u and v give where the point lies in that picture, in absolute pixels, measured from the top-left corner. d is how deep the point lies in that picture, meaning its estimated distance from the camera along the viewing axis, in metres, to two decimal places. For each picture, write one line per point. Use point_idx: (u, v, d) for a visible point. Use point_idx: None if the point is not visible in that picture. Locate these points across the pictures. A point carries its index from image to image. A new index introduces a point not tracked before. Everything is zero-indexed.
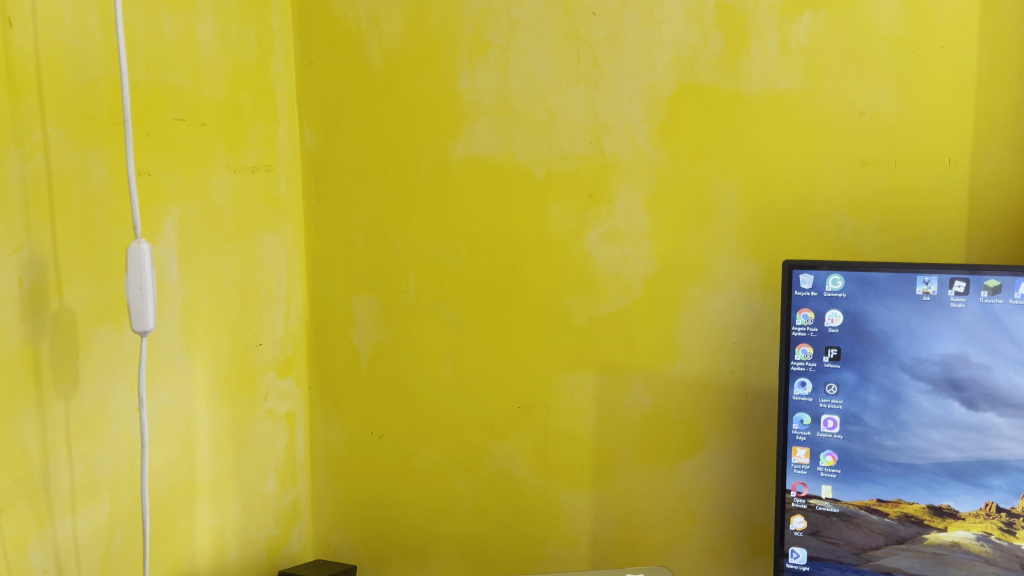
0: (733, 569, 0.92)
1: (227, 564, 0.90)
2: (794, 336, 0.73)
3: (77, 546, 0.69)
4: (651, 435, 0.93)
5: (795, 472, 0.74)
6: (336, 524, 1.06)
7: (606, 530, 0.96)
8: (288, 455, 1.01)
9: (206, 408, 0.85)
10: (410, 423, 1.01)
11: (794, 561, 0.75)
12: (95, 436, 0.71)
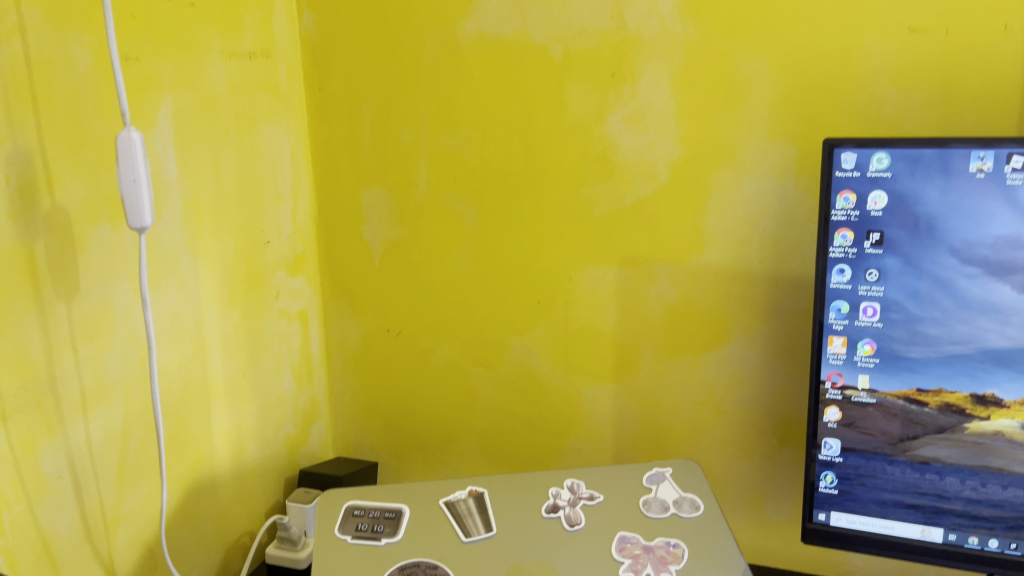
0: (758, 461, 0.91)
1: (247, 464, 0.89)
2: (833, 221, 0.68)
3: (91, 450, 0.68)
4: (676, 327, 0.90)
5: (830, 363, 0.71)
6: (356, 422, 1.05)
7: (629, 424, 0.94)
8: (303, 354, 0.99)
9: (215, 308, 0.82)
10: (426, 319, 0.98)
11: (827, 453, 0.73)
12: (101, 338, 0.68)
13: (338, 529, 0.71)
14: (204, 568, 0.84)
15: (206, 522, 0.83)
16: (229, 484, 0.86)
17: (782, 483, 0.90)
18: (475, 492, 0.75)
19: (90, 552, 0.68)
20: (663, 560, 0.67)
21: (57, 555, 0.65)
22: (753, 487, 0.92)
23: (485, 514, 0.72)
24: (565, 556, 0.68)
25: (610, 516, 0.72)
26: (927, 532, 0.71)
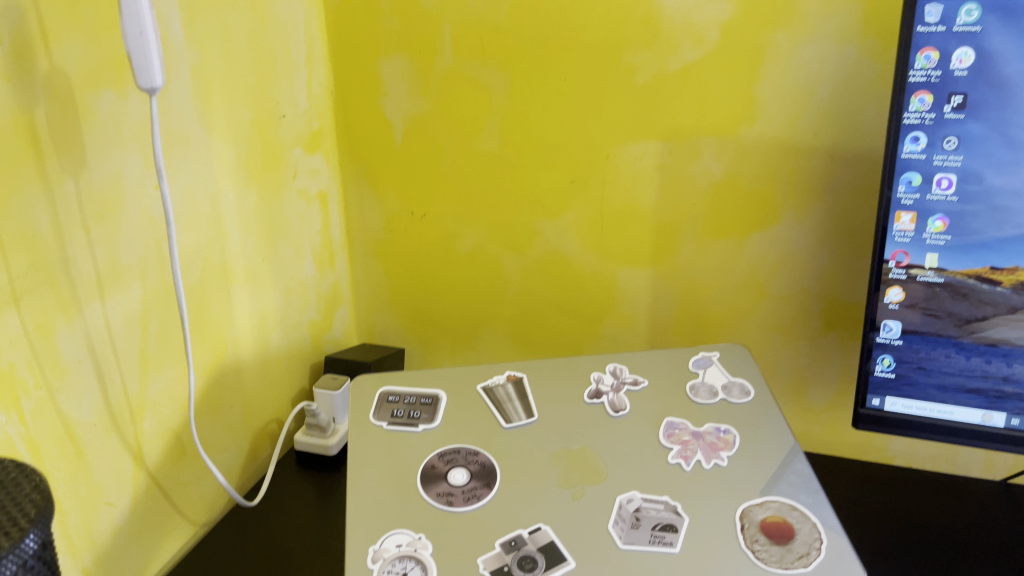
0: (802, 346, 0.87)
1: (271, 350, 0.86)
2: (910, 84, 0.62)
3: (111, 334, 0.64)
4: (720, 206, 0.84)
5: (896, 241, 0.66)
6: (380, 308, 1.01)
7: (666, 309, 0.90)
8: (324, 238, 0.94)
9: (232, 186, 0.77)
10: (452, 200, 0.93)
11: (885, 335, 0.69)
12: (114, 216, 0.63)
13: (374, 415, 0.69)
14: (233, 455, 0.82)
15: (233, 409, 0.81)
16: (254, 370, 0.83)
17: (826, 368, 0.87)
18: (514, 377, 0.72)
19: (117, 439, 0.66)
20: (714, 446, 0.65)
21: (82, 442, 0.62)
22: (795, 372, 0.88)
23: (525, 399, 0.70)
24: (611, 442, 0.65)
25: (655, 401, 0.69)
26: (988, 417, 0.68)
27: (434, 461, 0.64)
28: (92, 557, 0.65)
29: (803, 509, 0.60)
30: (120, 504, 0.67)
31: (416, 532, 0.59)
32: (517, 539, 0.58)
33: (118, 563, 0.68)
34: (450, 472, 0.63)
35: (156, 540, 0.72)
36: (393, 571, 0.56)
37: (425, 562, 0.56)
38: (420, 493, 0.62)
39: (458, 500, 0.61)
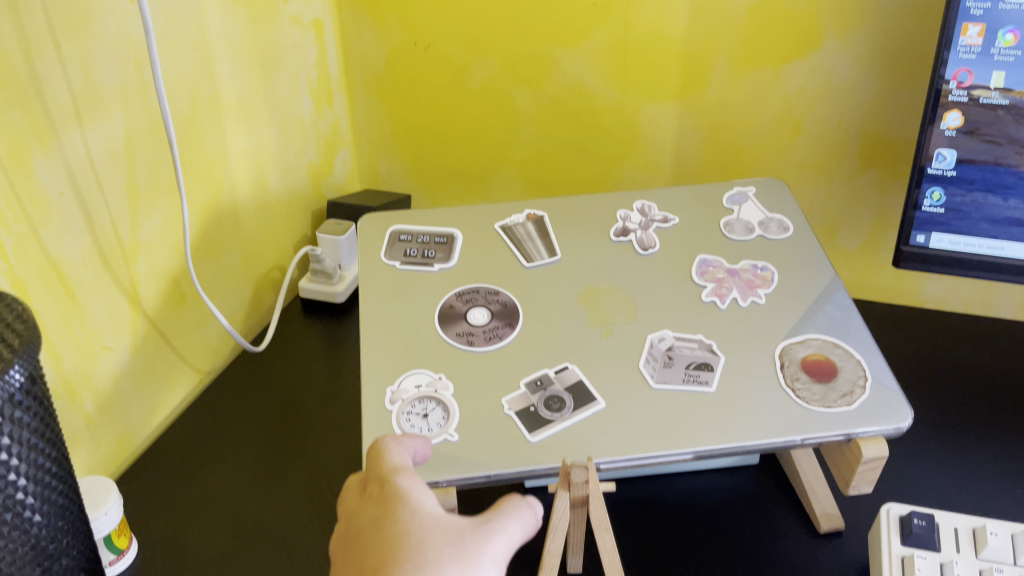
0: (837, 185, 0.82)
1: (270, 193, 0.80)
2: None
3: (95, 167, 0.58)
4: (758, 31, 0.76)
5: (960, 58, 0.60)
6: (383, 151, 0.95)
7: (692, 147, 0.84)
8: (321, 72, 0.86)
9: (217, 6, 0.69)
10: (459, 29, 0.84)
11: (938, 166, 0.64)
12: (87, 32, 0.56)
13: (386, 255, 0.64)
14: (236, 302, 0.78)
15: (232, 254, 0.76)
16: (252, 213, 0.78)
17: (861, 208, 0.82)
18: (535, 215, 0.67)
19: (110, 280, 0.62)
20: (751, 284, 0.60)
21: (72, 282, 0.58)
22: (827, 213, 0.84)
23: (546, 237, 0.65)
24: (640, 280, 0.61)
25: (686, 238, 0.64)
26: None
27: (452, 301, 0.60)
28: (94, 403, 0.62)
29: (847, 347, 0.56)
30: (120, 349, 0.64)
31: (437, 373, 0.55)
32: (544, 379, 0.55)
33: (123, 409, 0.65)
34: (469, 312, 0.59)
35: (161, 386, 0.69)
36: (412, 412, 0.53)
37: (446, 403, 0.53)
38: (438, 333, 0.58)
39: (479, 340, 0.58)
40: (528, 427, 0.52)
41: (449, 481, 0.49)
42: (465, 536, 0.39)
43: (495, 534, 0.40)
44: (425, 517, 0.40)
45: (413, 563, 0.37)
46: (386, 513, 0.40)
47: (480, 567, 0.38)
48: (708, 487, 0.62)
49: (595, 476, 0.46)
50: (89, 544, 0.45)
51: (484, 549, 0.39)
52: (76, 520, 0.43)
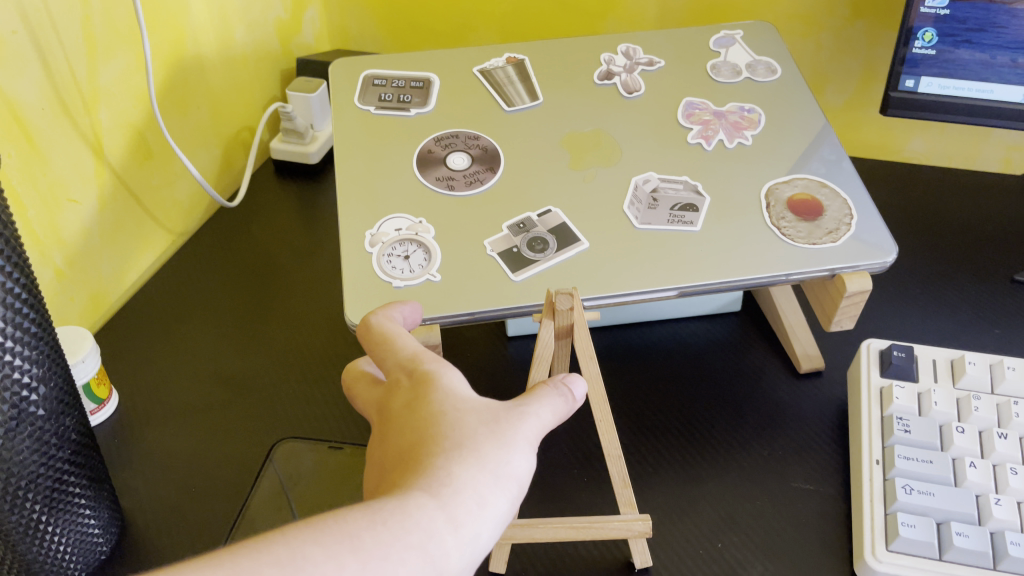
0: (825, 37, 0.79)
1: (235, 49, 0.76)
2: None
3: (46, 5, 0.54)
4: None
5: None
6: (352, 7, 0.90)
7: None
8: None
9: None
10: None
11: (930, 5, 0.61)
12: None
13: (360, 100, 0.62)
14: (206, 160, 0.76)
15: (200, 110, 0.73)
16: (218, 68, 0.74)
17: (849, 60, 0.80)
18: (515, 60, 0.64)
19: (71, 127, 0.59)
20: (738, 126, 0.59)
21: (31, 128, 0.55)
22: (815, 66, 0.81)
23: (528, 81, 0.63)
24: (625, 123, 0.60)
25: (671, 82, 0.62)
26: None
27: (431, 146, 0.58)
28: (64, 257, 0.60)
29: (833, 186, 0.55)
30: (87, 203, 0.62)
31: (417, 217, 0.54)
32: (527, 221, 0.54)
33: (94, 264, 0.64)
34: (448, 156, 0.57)
35: (133, 241, 0.68)
36: (394, 254, 0.52)
37: (428, 246, 0.52)
38: (417, 178, 0.56)
39: (459, 184, 0.56)
40: (511, 267, 0.51)
41: (433, 319, 0.49)
42: (502, 416, 0.33)
43: (532, 414, 0.35)
44: (461, 395, 0.34)
45: (452, 440, 0.32)
46: (415, 390, 0.34)
47: (520, 442, 0.33)
48: (690, 333, 0.62)
49: (580, 305, 0.46)
50: (67, 377, 0.45)
51: (523, 424, 0.34)
52: (51, 352, 0.43)
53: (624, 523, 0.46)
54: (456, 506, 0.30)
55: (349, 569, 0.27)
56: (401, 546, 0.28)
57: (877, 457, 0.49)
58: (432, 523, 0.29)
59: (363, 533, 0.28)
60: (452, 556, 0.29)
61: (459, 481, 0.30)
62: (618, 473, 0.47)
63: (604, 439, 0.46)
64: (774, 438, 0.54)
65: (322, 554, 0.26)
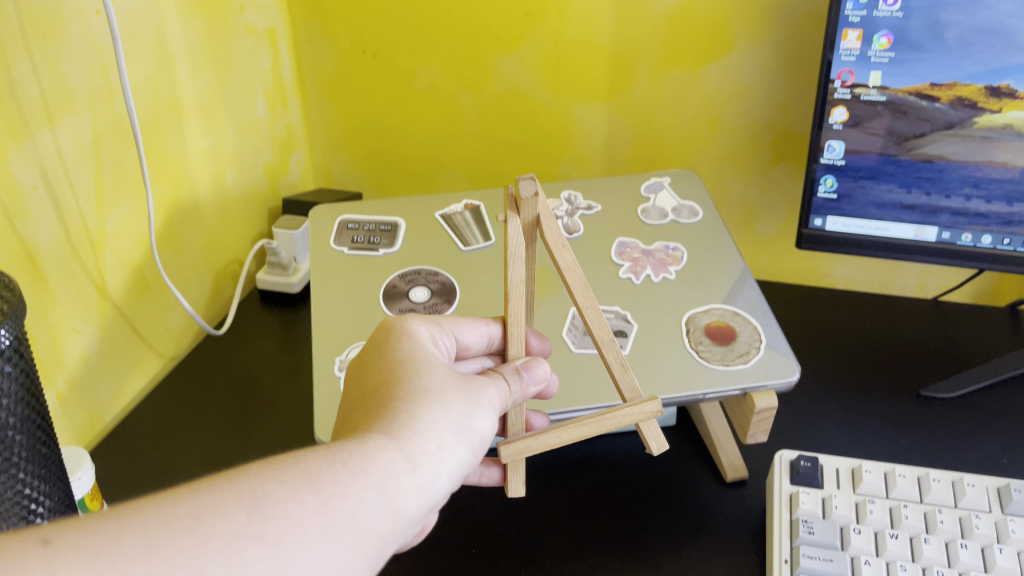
0: (753, 177, 0.89)
1: (228, 191, 0.86)
2: None
3: (64, 162, 0.64)
4: (675, 35, 0.83)
5: (843, 60, 0.68)
6: (335, 151, 1.01)
7: (621, 142, 0.91)
8: (275, 77, 0.91)
9: (176, 15, 0.74)
10: (402, 35, 0.90)
11: (830, 156, 0.72)
12: (54, 38, 0.61)
13: (335, 242, 0.70)
14: (199, 291, 0.84)
15: (193, 246, 0.81)
16: (211, 207, 0.83)
17: (775, 198, 0.90)
18: (472, 205, 0.74)
19: (80, 268, 0.67)
20: (663, 263, 0.68)
21: (45, 269, 0.63)
22: (745, 203, 0.91)
23: (482, 225, 0.72)
24: None
25: (608, 224, 0.72)
26: (921, 232, 0.73)
27: (395, 281, 0.66)
28: (66, 381, 0.67)
29: (745, 315, 0.64)
30: (89, 332, 0.69)
31: None
32: None
33: (92, 389, 0.71)
34: (411, 291, 0.66)
35: (128, 367, 0.75)
36: None
37: None
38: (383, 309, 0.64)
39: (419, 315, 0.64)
40: None
41: None
42: (458, 383, 0.43)
43: (487, 387, 0.45)
44: (426, 363, 0.44)
45: (414, 393, 0.41)
46: (386, 350, 0.44)
47: (474, 404, 0.43)
48: (629, 446, 0.69)
49: (542, 194, 0.46)
50: (30, 359, 0.48)
51: (478, 394, 0.43)
52: (56, 472, 0.50)
53: (636, 407, 0.49)
54: (415, 450, 0.39)
55: (308, 505, 0.34)
56: (359, 484, 0.36)
57: (786, 556, 0.55)
58: (390, 462, 0.37)
59: (323, 474, 0.35)
60: (408, 492, 0.37)
61: (420, 424, 0.40)
62: (615, 361, 0.50)
63: (595, 327, 0.49)
64: (701, 542, 0.60)
65: (283, 493, 0.34)
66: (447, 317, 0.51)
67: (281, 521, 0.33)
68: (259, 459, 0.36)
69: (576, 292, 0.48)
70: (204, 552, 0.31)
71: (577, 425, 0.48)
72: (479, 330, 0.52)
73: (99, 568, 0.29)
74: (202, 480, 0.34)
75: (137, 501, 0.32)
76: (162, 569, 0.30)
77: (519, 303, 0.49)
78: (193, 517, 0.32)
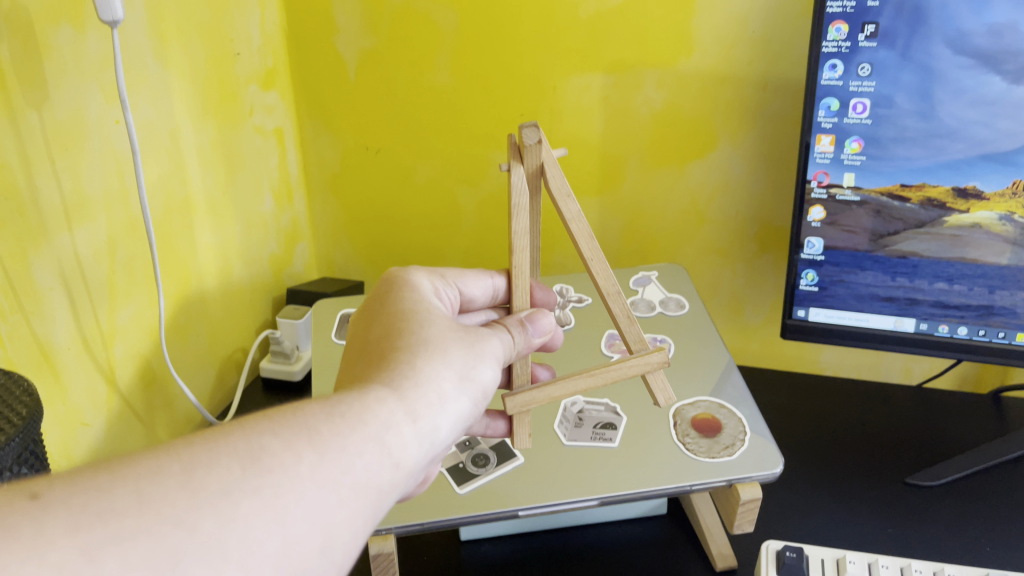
0: (739, 267, 0.93)
1: (234, 282, 0.89)
2: (827, 15, 0.67)
3: (80, 262, 0.67)
4: (661, 134, 0.88)
5: (817, 162, 0.72)
6: (339, 243, 1.04)
7: (613, 235, 0.95)
8: (282, 173, 0.96)
9: (190, 120, 0.79)
10: (404, 133, 0.95)
11: (809, 252, 0.76)
12: (76, 147, 0.66)
13: (336, 336, 0.73)
14: (203, 380, 0.86)
15: (199, 337, 0.84)
16: (218, 299, 0.87)
17: (762, 287, 0.93)
18: None
19: (90, 362, 0.70)
20: None
21: (58, 364, 0.66)
22: (732, 292, 0.95)
23: None
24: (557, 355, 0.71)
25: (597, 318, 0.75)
26: (900, 323, 0.75)
27: None
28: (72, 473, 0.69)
29: (730, 407, 0.66)
30: (96, 424, 0.71)
31: None
32: (472, 439, 0.64)
33: None
34: None
35: None
36: None
37: None
38: None
39: None
40: (457, 481, 0.60)
41: (388, 529, 0.56)
42: (455, 338, 0.44)
43: (484, 346, 0.46)
44: (425, 320, 0.45)
45: (413, 350, 0.42)
46: (383, 313, 0.45)
47: (474, 358, 0.44)
48: (620, 535, 0.70)
49: (546, 143, 0.50)
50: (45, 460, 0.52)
51: (477, 349, 0.45)
52: None
53: (642, 359, 0.53)
54: (415, 400, 0.40)
55: (305, 458, 0.34)
56: (359, 436, 0.36)
57: None
58: (390, 415, 0.38)
59: (321, 427, 0.36)
60: (407, 445, 0.38)
61: (420, 378, 0.41)
62: (621, 314, 0.53)
63: (599, 279, 0.52)
64: None
65: (279, 447, 0.34)
66: (452, 270, 0.55)
67: (277, 475, 0.33)
68: (257, 413, 0.36)
69: (581, 241, 0.51)
70: (198, 505, 0.31)
71: (584, 376, 0.52)
72: (484, 280, 0.56)
73: (88, 523, 0.29)
74: (195, 434, 0.34)
75: (128, 456, 0.31)
76: (153, 523, 0.30)
77: (523, 257, 0.52)
78: (187, 472, 0.32)
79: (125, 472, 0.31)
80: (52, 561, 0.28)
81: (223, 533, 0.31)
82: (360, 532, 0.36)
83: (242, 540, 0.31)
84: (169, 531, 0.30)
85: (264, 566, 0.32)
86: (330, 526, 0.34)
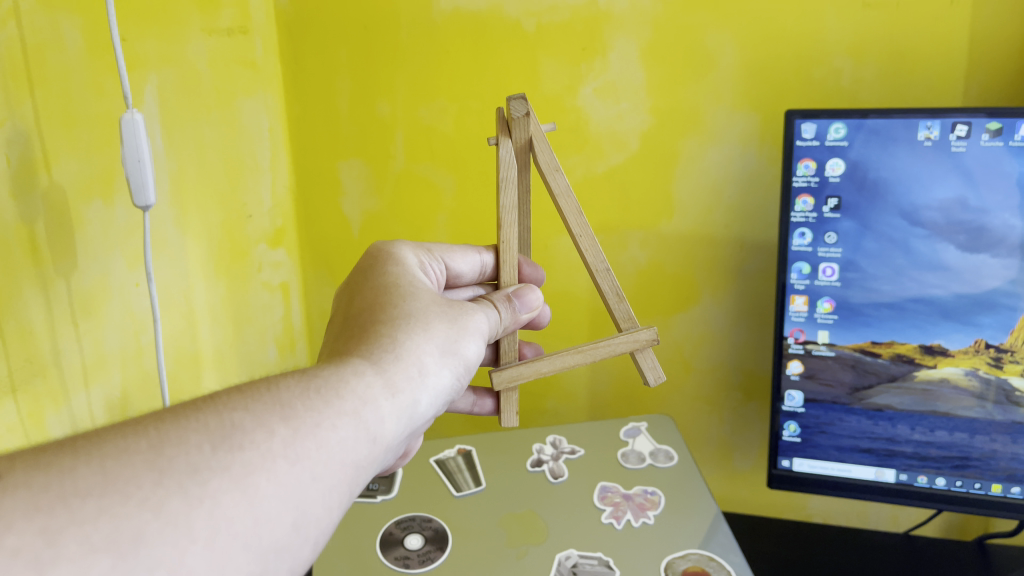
0: (725, 414, 0.96)
1: None
2: (794, 188, 0.73)
3: (93, 420, 0.70)
4: (646, 289, 0.93)
5: (793, 320, 0.77)
6: None
7: (603, 383, 0.99)
8: (285, 325, 1.00)
9: (203, 279, 0.83)
10: None
11: (790, 404, 0.79)
12: (98, 312, 0.70)
13: None
14: None
15: None
16: None
17: (748, 434, 0.96)
18: (464, 450, 0.84)
19: None
20: (642, 506, 0.74)
21: None
22: (720, 438, 0.98)
23: (474, 470, 0.80)
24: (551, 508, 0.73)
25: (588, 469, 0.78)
26: (880, 473, 0.78)
27: (393, 528, 0.72)
28: None
29: (720, 558, 0.67)
30: None
31: None
32: None
33: None
34: (406, 537, 0.71)
35: None
36: None
37: None
38: (380, 556, 0.69)
39: (414, 562, 0.68)
40: None
41: None
42: (434, 317, 0.48)
43: (463, 321, 0.50)
44: (408, 299, 0.49)
45: (393, 331, 0.45)
46: (364, 301, 0.49)
47: (456, 331, 0.49)
48: None
49: (532, 117, 0.58)
50: None
51: (456, 325, 0.49)
52: None
53: (632, 335, 0.63)
54: (392, 375, 0.43)
55: (278, 432, 0.36)
56: (334, 411, 0.39)
57: None
58: (368, 389, 0.41)
59: (296, 404, 0.38)
60: (384, 416, 0.41)
61: (401, 352, 0.44)
62: (611, 290, 0.62)
63: (590, 256, 0.61)
64: None
65: (252, 424, 0.35)
66: (440, 247, 0.61)
67: (249, 452, 0.34)
68: (228, 392, 0.37)
69: (569, 213, 0.59)
70: (164, 485, 0.31)
71: (575, 353, 0.63)
72: (471, 257, 0.63)
73: (49, 507, 0.29)
74: (166, 415, 0.35)
75: (96, 439, 0.32)
76: (118, 502, 0.30)
77: (511, 230, 0.60)
78: (155, 450, 0.32)
79: (93, 457, 0.31)
80: (10, 545, 0.27)
81: (189, 514, 0.31)
82: (334, 507, 0.37)
83: (208, 517, 0.31)
84: (135, 513, 0.30)
85: (233, 544, 0.32)
86: (303, 503, 0.35)
